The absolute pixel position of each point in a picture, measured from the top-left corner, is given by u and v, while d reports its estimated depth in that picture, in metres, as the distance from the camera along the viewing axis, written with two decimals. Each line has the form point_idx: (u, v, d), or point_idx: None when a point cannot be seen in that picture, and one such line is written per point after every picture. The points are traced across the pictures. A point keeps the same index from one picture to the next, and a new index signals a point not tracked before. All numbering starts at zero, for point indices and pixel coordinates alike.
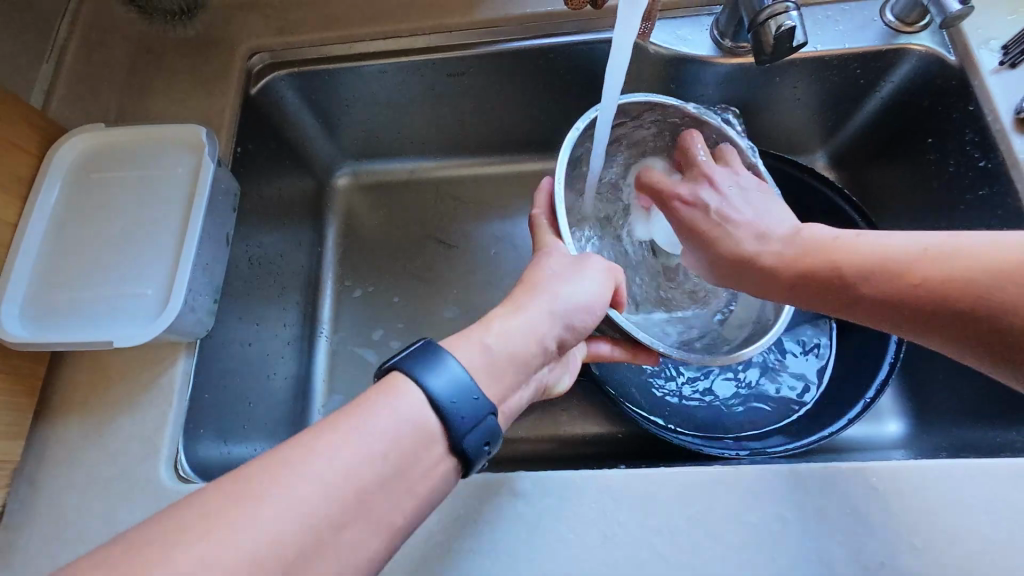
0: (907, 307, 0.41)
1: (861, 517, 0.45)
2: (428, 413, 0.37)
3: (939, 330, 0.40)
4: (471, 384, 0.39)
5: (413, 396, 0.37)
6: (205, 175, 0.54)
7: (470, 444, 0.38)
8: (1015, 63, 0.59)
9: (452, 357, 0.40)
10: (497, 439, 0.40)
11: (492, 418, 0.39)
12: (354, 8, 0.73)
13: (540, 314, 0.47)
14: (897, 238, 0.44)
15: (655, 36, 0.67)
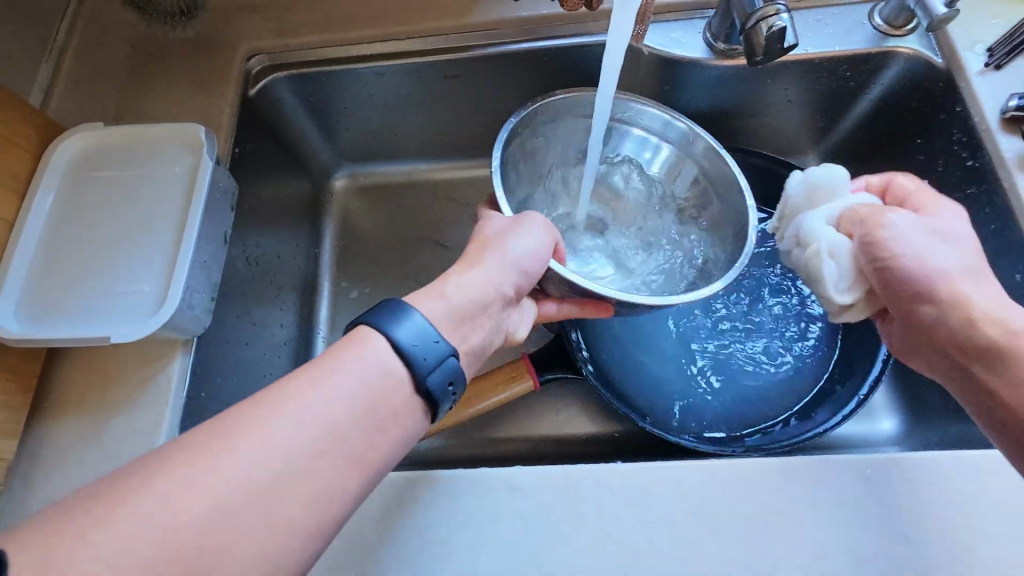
0: None
1: (852, 508, 0.46)
2: (392, 358, 0.39)
3: None
4: (432, 328, 0.41)
5: (372, 343, 0.39)
6: (204, 173, 0.55)
7: (434, 382, 0.40)
8: (1000, 65, 0.60)
9: (415, 309, 0.41)
10: (461, 374, 0.42)
11: (453, 358, 0.41)
12: (352, 11, 0.74)
13: (487, 268, 0.49)
14: None
15: (648, 39, 0.68)
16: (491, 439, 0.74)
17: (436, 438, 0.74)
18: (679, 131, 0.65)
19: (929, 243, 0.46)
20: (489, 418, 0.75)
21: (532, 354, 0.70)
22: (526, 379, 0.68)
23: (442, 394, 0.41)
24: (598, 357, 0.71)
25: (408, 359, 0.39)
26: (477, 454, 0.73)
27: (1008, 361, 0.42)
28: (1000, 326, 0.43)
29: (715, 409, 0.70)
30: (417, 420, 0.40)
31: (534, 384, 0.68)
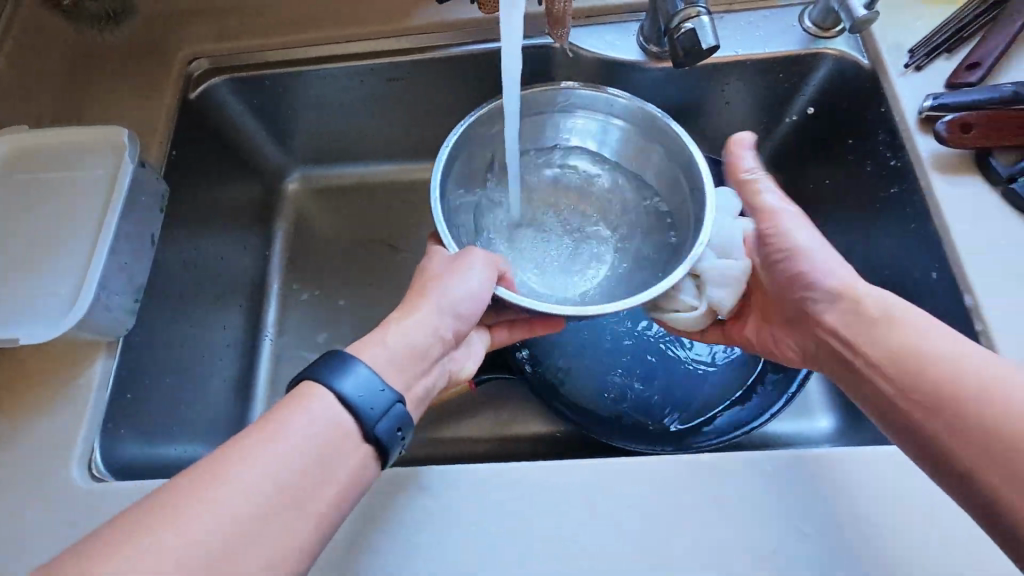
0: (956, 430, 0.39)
1: (755, 504, 0.46)
2: (336, 410, 0.39)
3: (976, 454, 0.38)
4: (377, 378, 0.41)
5: (316, 397, 0.39)
6: (124, 175, 0.55)
7: (382, 429, 0.40)
8: (920, 66, 0.60)
9: (361, 359, 0.42)
10: (409, 419, 0.42)
11: (401, 405, 0.41)
12: (291, 15, 0.74)
13: (428, 310, 0.48)
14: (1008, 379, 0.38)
15: (583, 42, 0.68)
16: (435, 439, 0.74)
17: None
18: (633, 112, 0.63)
19: (818, 240, 0.54)
20: (431, 419, 0.75)
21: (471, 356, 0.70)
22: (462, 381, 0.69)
23: (393, 440, 0.41)
24: (539, 358, 0.72)
25: (354, 411, 0.40)
26: (420, 453, 0.74)
27: (876, 329, 0.46)
28: (861, 304, 0.48)
29: (651, 408, 0.70)
30: (371, 467, 0.40)
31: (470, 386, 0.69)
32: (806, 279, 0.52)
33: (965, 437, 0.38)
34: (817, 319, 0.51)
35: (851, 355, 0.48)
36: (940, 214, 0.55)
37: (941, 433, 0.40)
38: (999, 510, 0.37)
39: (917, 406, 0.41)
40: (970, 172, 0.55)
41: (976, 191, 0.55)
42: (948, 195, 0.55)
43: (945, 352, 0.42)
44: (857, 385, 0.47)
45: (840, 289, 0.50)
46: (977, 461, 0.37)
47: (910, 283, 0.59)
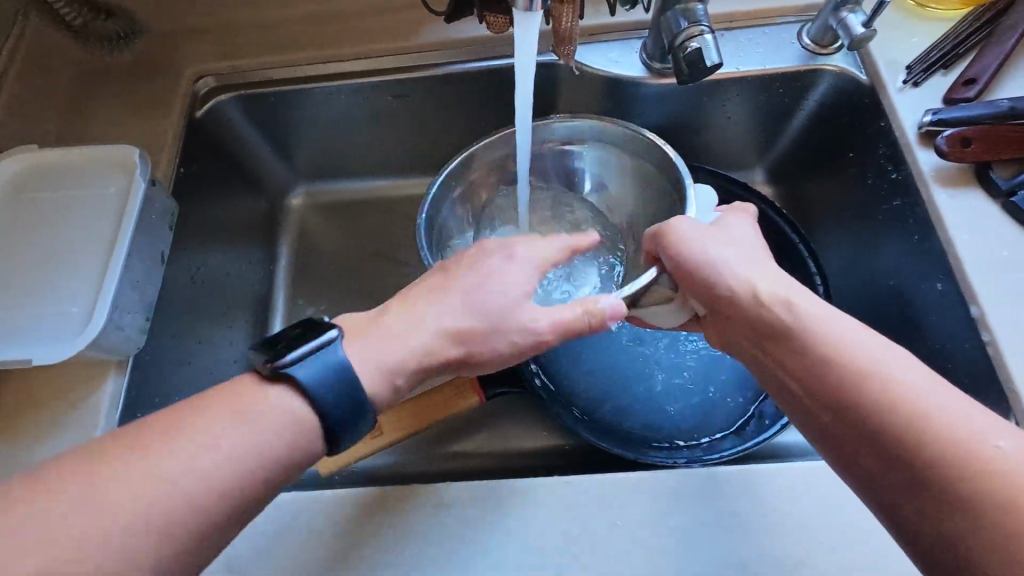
0: (888, 456, 0.35)
1: (773, 518, 0.46)
2: (282, 398, 0.39)
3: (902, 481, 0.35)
4: (321, 352, 0.40)
5: (262, 384, 0.39)
6: (136, 194, 0.55)
7: (330, 411, 0.39)
8: (918, 82, 0.61)
9: (311, 334, 0.41)
10: (360, 400, 0.40)
11: (343, 380, 0.39)
12: (298, 33, 0.75)
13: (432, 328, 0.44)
14: (941, 401, 0.36)
15: (588, 60, 0.70)
16: (444, 454, 0.74)
17: (387, 455, 0.74)
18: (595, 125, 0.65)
19: (704, 229, 0.49)
20: (439, 434, 0.75)
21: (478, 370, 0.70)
22: (472, 396, 0.68)
23: (342, 419, 0.40)
24: (546, 371, 0.72)
25: (302, 395, 0.39)
26: (429, 469, 0.73)
27: (794, 340, 0.41)
28: (766, 302, 0.43)
29: (661, 421, 0.70)
30: (320, 446, 0.40)
31: (480, 400, 0.69)
32: (702, 274, 0.47)
33: (889, 456, 0.35)
34: (731, 312, 0.45)
35: (768, 356, 0.43)
36: (943, 226, 0.56)
37: (864, 449, 0.36)
38: (915, 530, 0.34)
39: (835, 415, 0.38)
40: (970, 186, 0.56)
41: (977, 205, 0.56)
42: (949, 208, 0.56)
43: (869, 357, 0.38)
44: (777, 386, 0.43)
45: (722, 282, 0.46)
46: (893, 482, 0.35)
47: (916, 294, 0.60)
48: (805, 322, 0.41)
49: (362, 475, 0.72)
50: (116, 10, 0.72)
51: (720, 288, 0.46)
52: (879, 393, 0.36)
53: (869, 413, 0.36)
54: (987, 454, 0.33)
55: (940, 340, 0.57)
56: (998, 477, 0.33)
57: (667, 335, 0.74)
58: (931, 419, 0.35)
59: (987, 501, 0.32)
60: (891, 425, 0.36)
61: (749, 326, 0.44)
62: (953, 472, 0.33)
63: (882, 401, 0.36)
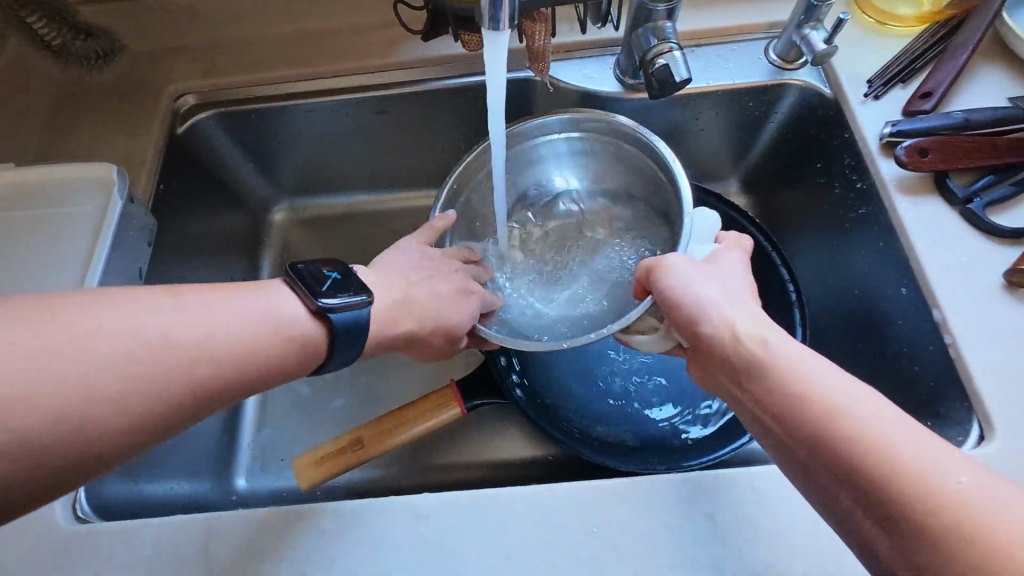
0: (864, 497, 0.35)
1: (748, 521, 0.47)
2: (302, 310, 0.42)
3: (881, 524, 0.34)
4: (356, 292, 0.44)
5: (290, 297, 0.43)
6: (113, 210, 0.55)
7: (340, 332, 0.43)
8: (878, 95, 0.64)
9: (346, 276, 0.45)
10: (365, 335, 0.45)
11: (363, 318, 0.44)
12: (278, 51, 0.76)
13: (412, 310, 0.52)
14: (917, 446, 0.35)
15: (564, 76, 0.71)
16: (428, 465, 0.74)
17: (371, 468, 0.74)
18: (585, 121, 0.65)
19: (693, 267, 0.50)
20: (424, 446, 0.75)
21: (460, 381, 0.69)
22: (453, 406, 0.67)
23: (346, 348, 0.44)
24: (528, 381, 0.72)
25: (325, 319, 0.43)
26: (414, 481, 0.73)
27: (768, 377, 0.41)
28: (742, 340, 0.44)
29: (641, 429, 0.70)
30: (315, 362, 0.43)
31: (462, 412, 0.67)
32: (686, 311, 0.47)
33: (856, 492, 0.36)
34: (711, 351, 0.46)
35: (745, 397, 0.43)
36: (906, 233, 0.57)
37: (842, 488, 0.36)
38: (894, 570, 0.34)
39: (812, 453, 0.38)
40: (931, 193, 0.59)
41: (938, 211, 0.58)
42: (911, 215, 0.58)
43: (842, 398, 0.38)
44: (753, 422, 0.43)
45: (699, 319, 0.47)
46: (873, 522, 0.35)
47: (882, 297, 0.62)
48: (781, 361, 0.42)
49: (344, 487, 0.72)
50: (97, 30, 0.73)
51: (697, 326, 0.47)
52: (846, 433, 0.37)
53: (837, 450, 0.37)
54: (958, 497, 0.32)
55: (907, 341, 0.59)
56: (969, 521, 0.31)
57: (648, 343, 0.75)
58: (904, 461, 0.34)
59: (954, 538, 0.31)
60: (865, 467, 0.35)
61: (729, 365, 0.44)
62: (927, 517, 0.32)
63: (856, 441, 0.36)
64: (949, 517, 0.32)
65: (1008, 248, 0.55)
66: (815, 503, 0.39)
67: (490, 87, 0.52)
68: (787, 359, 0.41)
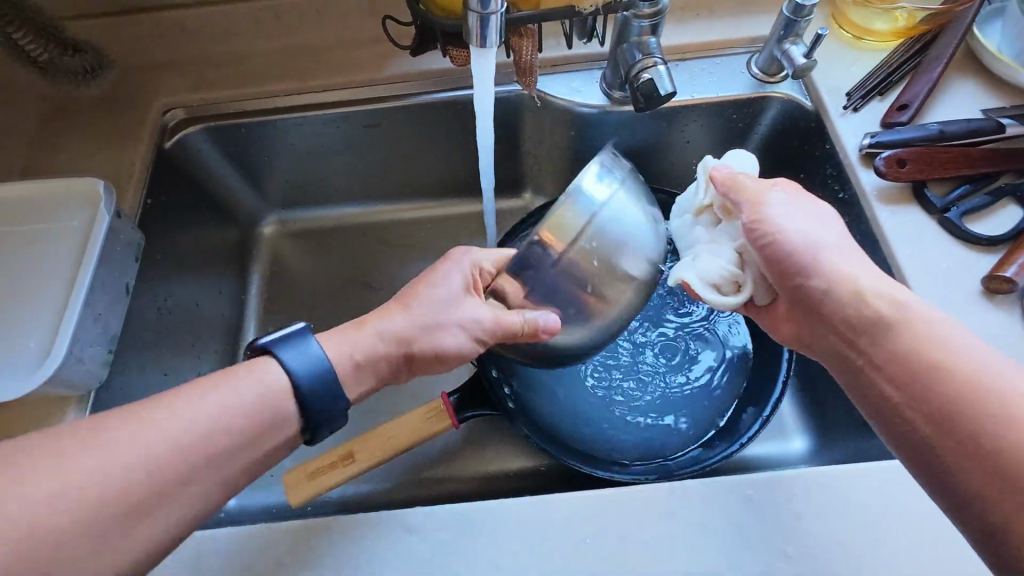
0: (990, 462, 0.37)
1: (737, 529, 0.47)
2: (279, 378, 0.45)
3: (1003, 491, 0.36)
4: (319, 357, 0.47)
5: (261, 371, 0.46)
6: (100, 225, 0.55)
7: (313, 406, 0.46)
8: (857, 107, 0.66)
9: (311, 340, 0.48)
10: (337, 396, 0.47)
11: (335, 388, 0.47)
12: (268, 66, 0.76)
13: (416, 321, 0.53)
14: None
15: (551, 90, 0.73)
16: (419, 479, 0.73)
17: (361, 483, 0.73)
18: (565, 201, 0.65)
19: (807, 220, 0.50)
20: (415, 460, 0.74)
21: (451, 393, 0.69)
22: (444, 419, 0.67)
23: (322, 413, 0.47)
24: (519, 392, 0.72)
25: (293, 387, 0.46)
26: (404, 495, 0.73)
27: (895, 334, 0.43)
28: (863, 297, 0.45)
29: (633, 438, 0.71)
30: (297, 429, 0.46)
31: (453, 424, 0.67)
32: (795, 261, 0.48)
33: (983, 458, 0.37)
34: (829, 304, 0.47)
35: (861, 355, 0.45)
36: (886, 242, 0.59)
37: (963, 452, 0.38)
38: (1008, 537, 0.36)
39: (933, 416, 0.40)
40: (910, 203, 0.60)
41: (918, 220, 0.59)
42: (891, 224, 0.59)
43: (979, 365, 0.39)
44: (857, 383, 0.45)
45: (813, 276, 0.48)
46: (994, 489, 0.37)
47: None
48: (906, 323, 0.43)
49: (335, 502, 0.71)
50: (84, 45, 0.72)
51: (811, 284, 0.48)
52: (983, 398, 0.38)
53: (957, 412, 0.39)
54: None
55: None
56: None
57: (640, 352, 0.75)
58: None
59: None
60: (997, 434, 0.37)
61: (848, 322, 0.46)
62: None
63: (990, 407, 0.38)
64: None
65: (985, 254, 0.57)
66: (916, 467, 0.41)
67: (479, 100, 0.53)
68: (915, 322, 0.43)
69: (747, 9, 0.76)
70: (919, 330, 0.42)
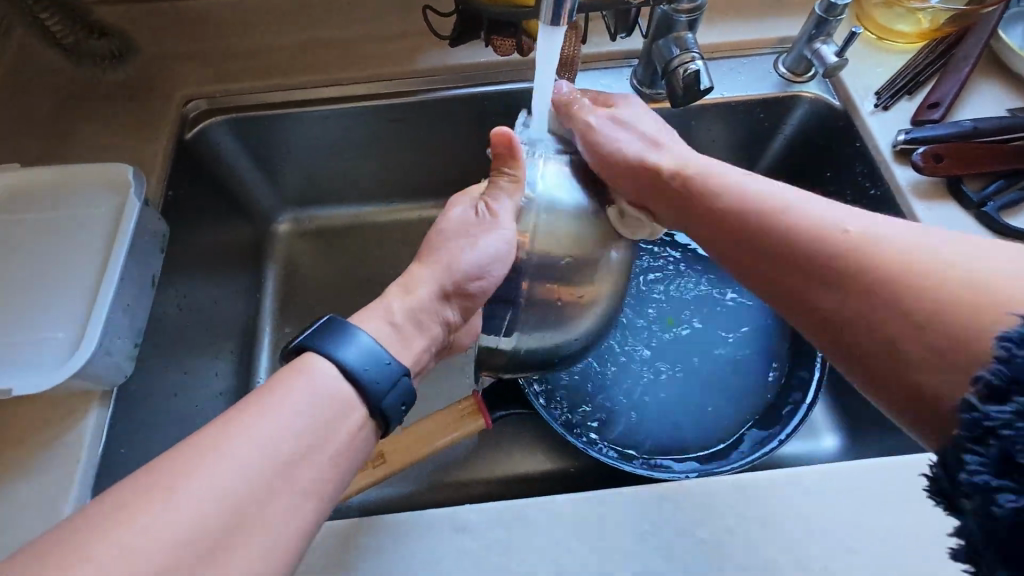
0: (884, 300, 0.36)
1: (799, 522, 0.46)
2: (340, 381, 0.40)
3: (900, 320, 0.35)
4: (381, 350, 0.42)
5: (305, 382, 0.39)
6: (129, 213, 0.52)
7: (389, 403, 0.41)
8: (887, 106, 0.67)
9: (359, 329, 0.43)
10: (396, 375, 0.42)
11: (406, 378, 0.43)
12: (293, 58, 0.75)
13: (439, 281, 0.50)
14: (927, 235, 0.38)
15: (580, 86, 0.72)
16: (445, 482, 0.71)
17: (386, 486, 0.71)
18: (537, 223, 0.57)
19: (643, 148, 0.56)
20: (442, 462, 0.72)
21: (483, 391, 0.67)
22: (478, 418, 0.65)
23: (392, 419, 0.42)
24: (552, 388, 0.70)
25: (353, 382, 0.40)
26: (431, 498, 0.70)
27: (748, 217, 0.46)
28: (811, 211, 0.43)
29: (668, 435, 0.68)
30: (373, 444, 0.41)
31: (486, 423, 0.65)
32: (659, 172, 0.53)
33: (876, 291, 0.37)
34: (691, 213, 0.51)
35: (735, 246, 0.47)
36: None
37: (856, 294, 0.38)
38: (924, 354, 0.34)
39: (824, 270, 0.40)
40: (946, 198, 0.61)
41: (954, 216, 0.60)
42: (929, 218, 0.60)
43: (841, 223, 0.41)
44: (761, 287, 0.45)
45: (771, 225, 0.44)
46: (898, 314, 0.35)
47: None
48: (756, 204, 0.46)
49: (360, 506, 0.68)
50: (110, 30, 0.71)
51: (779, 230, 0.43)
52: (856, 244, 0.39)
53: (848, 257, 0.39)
54: (960, 274, 0.35)
55: None
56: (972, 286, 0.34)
57: (676, 333, 0.74)
58: (916, 255, 0.36)
59: (973, 302, 0.33)
60: (881, 268, 0.37)
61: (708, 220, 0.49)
62: (945, 287, 0.34)
63: (859, 251, 0.38)
64: (977, 291, 0.33)
65: None
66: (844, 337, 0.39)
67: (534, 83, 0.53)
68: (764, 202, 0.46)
69: (773, 11, 0.77)
70: (766, 205, 0.45)
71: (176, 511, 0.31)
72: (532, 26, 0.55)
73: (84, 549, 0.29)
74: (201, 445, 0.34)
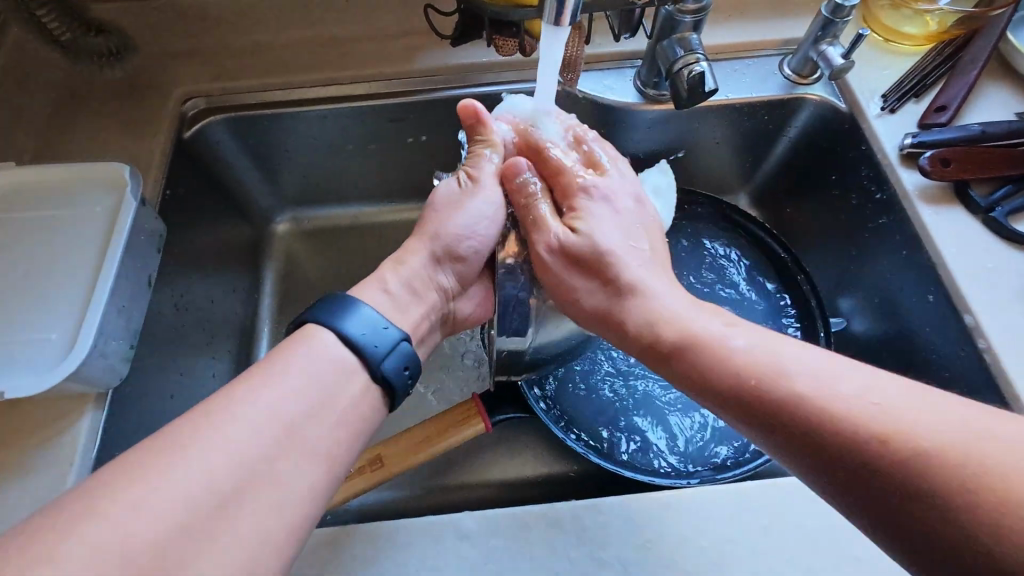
0: (828, 450, 0.34)
1: (804, 531, 0.46)
2: (340, 347, 0.42)
3: (841, 473, 0.33)
4: (380, 318, 0.45)
5: (304, 345, 0.41)
6: (125, 213, 0.52)
7: (389, 368, 0.43)
8: (893, 108, 0.66)
9: (360, 302, 0.45)
10: (395, 340, 0.44)
11: (405, 344, 0.45)
12: (293, 57, 0.74)
13: (432, 250, 0.53)
14: (852, 375, 0.36)
15: (583, 86, 0.71)
16: (444, 486, 0.70)
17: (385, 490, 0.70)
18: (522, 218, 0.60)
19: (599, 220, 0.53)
20: (441, 465, 0.71)
21: (483, 394, 0.66)
22: (477, 422, 0.63)
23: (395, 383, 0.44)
24: (552, 392, 0.69)
25: (352, 346, 0.42)
26: (429, 502, 0.70)
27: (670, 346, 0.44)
28: (737, 344, 0.41)
29: (670, 440, 0.67)
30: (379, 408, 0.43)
31: (486, 427, 0.64)
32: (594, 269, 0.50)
33: (816, 450, 0.35)
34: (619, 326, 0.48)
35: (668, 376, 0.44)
36: (931, 242, 0.59)
37: (799, 448, 0.35)
38: (874, 501, 0.32)
39: (758, 414, 0.38)
40: (953, 203, 0.60)
41: (961, 221, 0.59)
42: (935, 223, 0.59)
43: (767, 360, 0.39)
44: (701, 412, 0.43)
45: (736, 377, 0.39)
46: (840, 468, 0.33)
47: (906, 305, 0.63)
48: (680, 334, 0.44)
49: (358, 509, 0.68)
50: (107, 27, 0.70)
51: (744, 384, 0.38)
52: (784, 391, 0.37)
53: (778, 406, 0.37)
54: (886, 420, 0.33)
55: (935, 350, 0.59)
56: (907, 436, 0.32)
57: None
58: (839, 403, 0.35)
59: (909, 458, 0.31)
60: (806, 417, 0.35)
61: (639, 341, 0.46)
62: (876, 443, 0.32)
63: (783, 396, 0.37)
64: (899, 444, 0.32)
65: None
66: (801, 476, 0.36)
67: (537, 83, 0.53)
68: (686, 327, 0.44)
69: (778, 13, 0.76)
70: (688, 330, 0.44)
71: (187, 480, 0.33)
72: (534, 26, 0.55)
73: (76, 555, 0.29)
74: (199, 445, 0.34)
